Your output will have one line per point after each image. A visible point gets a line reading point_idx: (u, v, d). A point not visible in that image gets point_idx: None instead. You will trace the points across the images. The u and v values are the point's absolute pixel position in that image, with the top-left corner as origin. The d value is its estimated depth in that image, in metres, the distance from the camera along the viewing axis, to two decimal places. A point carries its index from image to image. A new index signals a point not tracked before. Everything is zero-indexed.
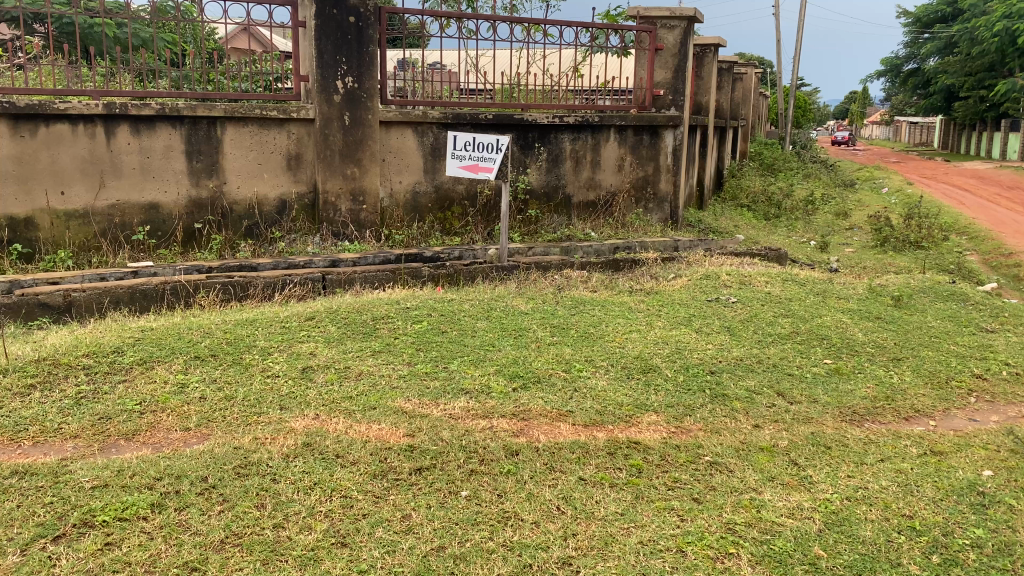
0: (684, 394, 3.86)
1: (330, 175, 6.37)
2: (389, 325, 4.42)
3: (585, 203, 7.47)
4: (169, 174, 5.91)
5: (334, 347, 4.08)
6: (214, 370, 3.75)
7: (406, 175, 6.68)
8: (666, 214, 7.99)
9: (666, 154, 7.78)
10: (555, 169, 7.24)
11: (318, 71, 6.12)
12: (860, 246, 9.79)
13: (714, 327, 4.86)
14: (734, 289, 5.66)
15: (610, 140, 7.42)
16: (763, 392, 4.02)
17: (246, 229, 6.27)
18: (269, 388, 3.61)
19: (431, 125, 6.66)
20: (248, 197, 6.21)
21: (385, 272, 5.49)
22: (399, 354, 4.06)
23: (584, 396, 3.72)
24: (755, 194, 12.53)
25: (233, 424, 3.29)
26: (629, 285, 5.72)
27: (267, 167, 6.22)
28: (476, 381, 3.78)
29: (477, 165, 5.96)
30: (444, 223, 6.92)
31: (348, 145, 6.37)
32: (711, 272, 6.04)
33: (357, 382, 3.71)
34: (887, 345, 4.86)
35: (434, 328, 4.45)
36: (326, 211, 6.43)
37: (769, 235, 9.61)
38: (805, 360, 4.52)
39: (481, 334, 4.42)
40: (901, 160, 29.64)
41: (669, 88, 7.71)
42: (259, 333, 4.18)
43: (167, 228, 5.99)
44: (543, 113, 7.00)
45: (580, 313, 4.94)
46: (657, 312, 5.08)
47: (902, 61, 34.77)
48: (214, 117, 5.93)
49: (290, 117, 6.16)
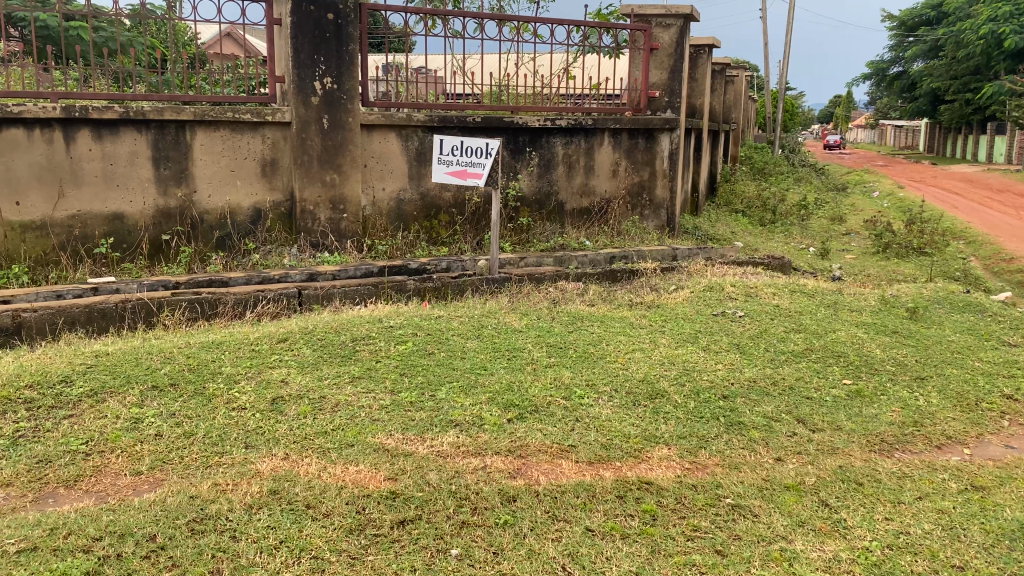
0: (697, 423, 3.49)
1: (309, 183, 5.98)
2: (370, 347, 4.03)
3: (578, 210, 7.11)
4: (134, 182, 5.50)
5: (308, 373, 3.69)
6: (174, 402, 3.36)
7: (390, 181, 6.30)
8: (662, 221, 7.63)
9: (662, 159, 7.43)
10: (547, 174, 6.87)
11: (294, 71, 5.74)
12: (861, 253, 9.47)
13: (723, 345, 4.50)
14: (740, 302, 5.31)
15: (604, 144, 7.07)
16: (782, 418, 3.67)
17: (218, 240, 5.85)
18: (234, 422, 3.23)
19: (415, 129, 6.28)
20: (220, 206, 5.81)
21: (367, 287, 5.09)
22: (380, 381, 3.67)
23: (587, 428, 3.34)
24: (749, 200, 12.21)
25: (191, 467, 2.90)
26: (628, 298, 5.36)
27: (241, 174, 5.82)
28: (467, 412, 3.40)
29: (465, 171, 5.56)
30: (430, 232, 6.53)
31: (328, 150, 5.99)
32: (715, 283, 5.69)
33: (333, 415, 3.32)
34: (908, 362, 4.52)
35: (420, 350, 4.06)
36: (304, 220, 6.03)
37: (767, 242, 9.27)
38: (823, 382, 4.17)
39: (471, 355, 4.04)
40: (889, 163, 29.48)
41: (665, 90, 7.38)
42: (226, 358, 3.79)
43: (131, 240, 5.58)
44: (534, 116, 6.64)
45: (578, 331, 4.56)
46: (661, 328, 4.71)
47: (888, 65, 34.70)
48: (183, 120, 5.54)
49: (265, 121, 5.77)
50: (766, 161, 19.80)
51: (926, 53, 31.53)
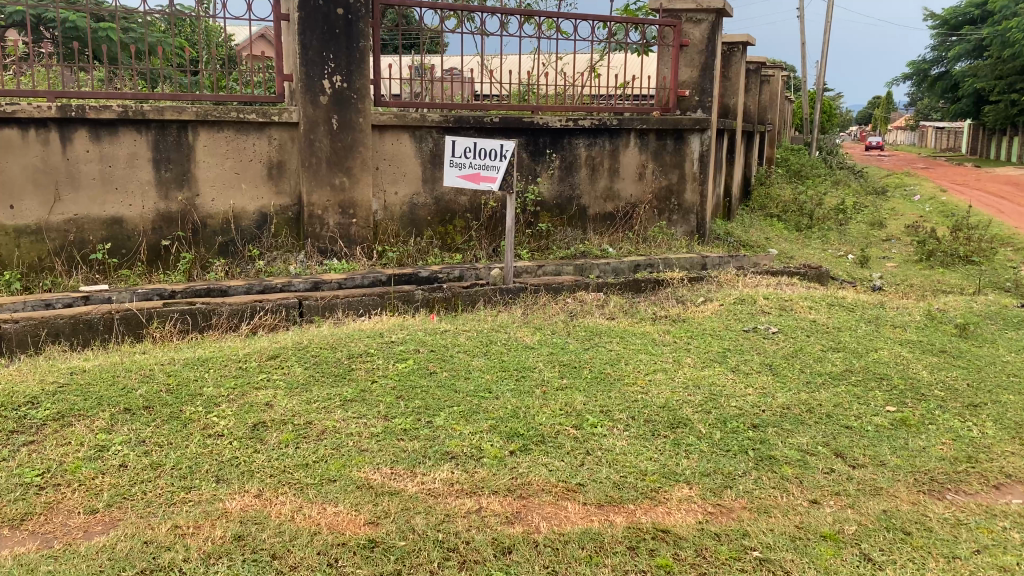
0: (722, 458, 3.14)
1: (317, 186, 5.70)
2: (366, 366, 3.72)
3: (602, 215, 6.76)
4: (134, 185, 5.26)
5: (296, 395, 3.38)
6: (145, 426, 3.08)
7: (403, 184, 6.00)
8: (692, 227, 7.23)
9: (692, 161, 7.04)
10: (569, 177, 6.53)
11: (302, 68, 5.45)
12: (903, 262, 8.99)
13: (754, 365, 4.12)
14: (774, 316, 4.91)
15: (629, 145, 6.71)
16: (819, 452, 3.29)
17: (221, 246, 5.60)
18: (209, 452, 2.94)
19: (430, 129, 5.98)
20: (224, 210, 5.55)
21: (372, 297, 4.79)
22: (373, 405, 3.35)
23: (598, 462, 3.00)
24: (785, 204, 11.73)
25: (152, 505, 2.61)
26: (651, 311, 5.00)
27: (246, 176, 5.56)
28: (465, 442, 3.07)
29: (478, 174, 5.25)
30: (444, 237, 6.22)
31: (337, 152, 5.70)
32: (746, 296, 5.30)
33: (317, 444, 3.02)
34: (960, 387, 4.10)
35: (421, 369, 3.75)
36: (311, 225, 5.74)
37: (803, 249, 8.82)
38: (864, 409, 3.78)
39: (476, 376, 3.71)
40: (930, 165, 28.67)
41: (695, 88, 6.99)
42: (209, 377, 3.50)
43: (130, 245, 5.34)
44: (556, 116, 6.30)
45: (595, 348, 4.21)
46: (686, 346, 4.34)
47: (929, 65, 33.79)
48: (185, 121, 5.28)
49: (271, 121, 5.50)
50: (802, 163, 19.23)
51: (970, 53, 30.58)
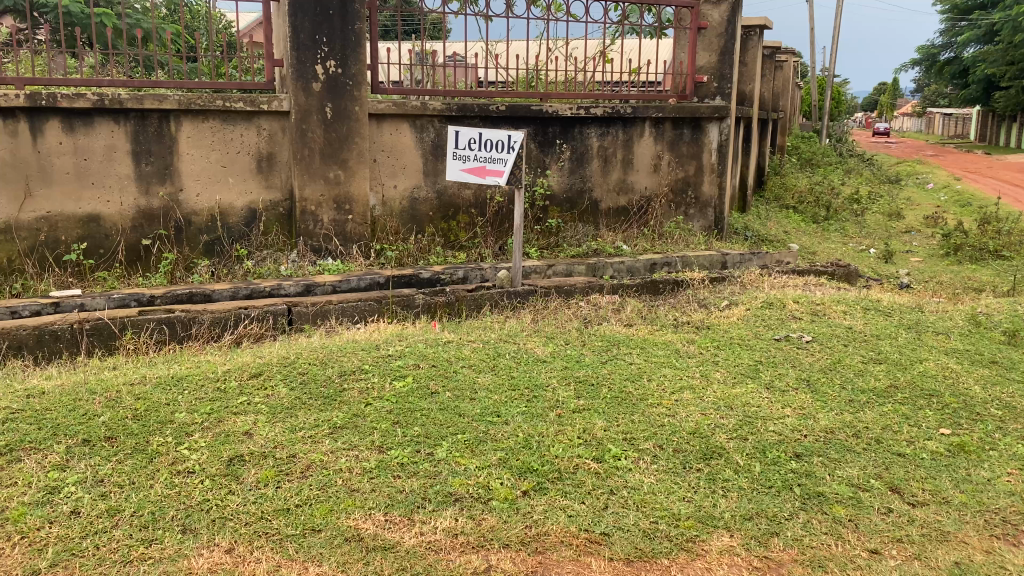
0: (765, 497, 2.75)
1: (310, 180, 5.29)
2: (360, 385, 3.32)
3: (615, 209, 6.35)
4: (111, 179, 4.86)
5: (279, 423, 2.99)
6: (106, 462, 2.69)
7: (402, 177, 5.59)
8: (709, 221, 6.81)
9: (710, 152, 6.62)
10: (580, 169, 6.11)
11: (293, 53, 5.04)
12: (928, 256, 8.55)
13: (790, 381, 3.72)
14: (806, 323, 4.50)
15: (644, 135, 6.29)
16: (873, 488, 2.90)
17: (206, 246, 5.20)
18: (176, 494, 2.55)
19: (432, 118, 5.56)
20: (210, 207, 5.14)
21: (368, 302, 4.38)
22: (367, 434, 2.96)
23: (624, 505, 2.61)
24: (801, 195, 11.29)
25: (105, 565, 2.23)
26: (672, 317, 4.59)
27: (233, 170, 5.15)
28: (471, 479, 2.68)
29: (483, 168, 4.84)
30: (447, 234, 5.81)
31: (332, 143, 5.29)
32: (774, 299, 4.89)
33: (301, 483, 2.64)
34: (1019, 404, 3.68)
35: (421, 389, 3.35)
36: (304, 222, 5.34)
37: (824, 243, 8.40)
38: (916, 432, 3.37)
39: (483, 397, 3.31)
40: (941, 152, 28.13)
41: (714, 74, 6.56)
42: (183, 400, 3.10)
43: (108, 245, 4.94)
44: (565, 104, 5.89)
45: (613, 361, 3.81)
46: (714, 358, 3.93)
47: (939, 50, 33.21)
48: (167, 110, 4.88)
49: (260, 110, 5.09)
50: (813, 151, 18.76)
51: (981, 38, 29.95)
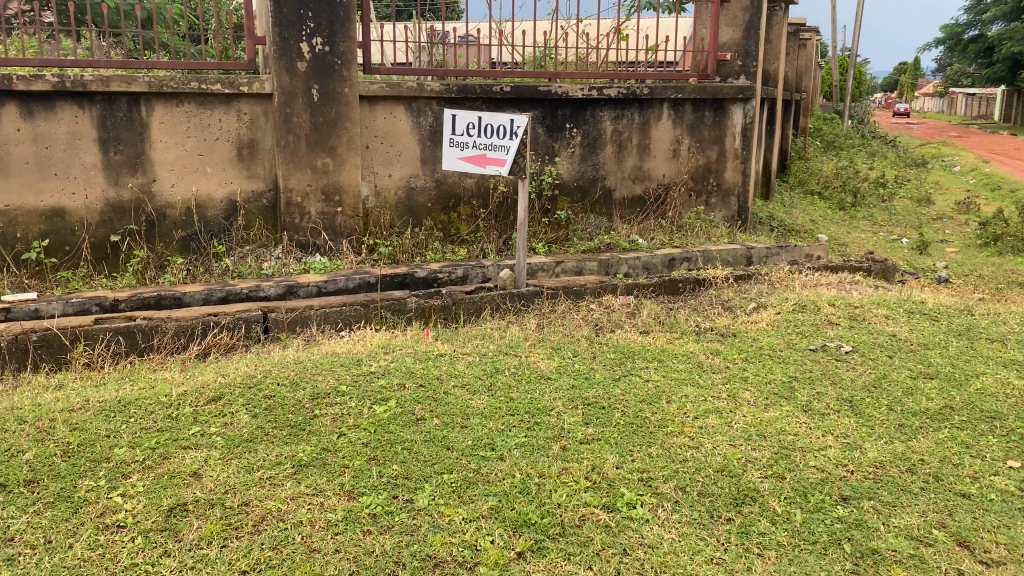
0: (809, 556, 2.28)
1: (296, 169, 4.83)
2: (334, 412, 2.87)
3: (630, 198, 5.87)
4: (76, 169, 4.42)
5: (234, 462, 2.55)
6: (20, 514, 2.25)
7: (398, 165, 5.12)
8: (732, 211, 6.31)
9: (734, 135, 6.11)
10: (592, 156, 5.63)
11: (275, 29, 4.57)
12: (964, 247, 8.00)
13: (830, 402, 3.24)
14: (844, 330, 4.01)
15: (662, 118, 5.79)
16: (937, 541, 2.42)
17: (182, 242, 4.76)
18: (99, 556, 2.11)
19: (430, 101, 5.09)
20: (186, 199, 4.70)
21: (354, 307, 3.93)
22: (336, 474, 2.52)
23: (639, 570, 2.16)
24: (826, 180, 10.72)
25: None
26: (693, 322, 4.11)
27: (211, 158, 4.71)
28: (456, 536, 2.23)
29: (483, 156, 4.37)
30: (447, 227, 5.35)
31: (319, 128, 4.82)
32: (807, 301, 4.39)
33: (252, 542, 2.20)
34: None
35: (405, 415, 2.90)
36: (290, 215, 4.89)
37: (853, 233, 7.87)
38: (982, 466, 2.88)
39: (475, 425, 2.86)
40: (966, 133, 27.30)
41: (738, 51, 6.03)
42: (125, 432, 2.67)
43: (74, 242, 4.51)
44: (576, 84, 5.40)
45: (628, 378, 3.35)
46: (743, 373, 3.46)
47: (965, 28, 32.26)
48: (137, 93, 4.44)
49: (239, 93, 4.63)
50: (835, 133, 18.13)
51: (1008, 16, 29.00)
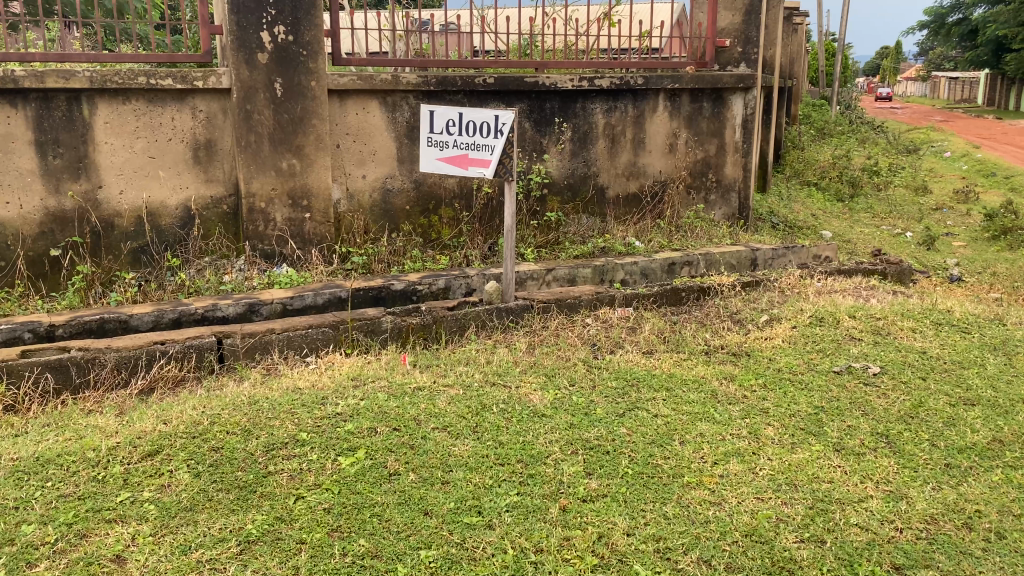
0: None
1: (259, 171, 4.37)
2: (291, 468, 2.45)
3: (624, 197, 5.44)
4: (10, 176, 3.94)
5: (168, 539, 2.11)
6: None
7: (372, 165, 4.67)
8: (733, 209, 5.89)
9: (733, 128, 5.70)
10: (583, 151, 5.19)
11: (232, 17, 4.10)
12: (972, 241, 7.63)
13: (864, 439, 2.84)
14: (868, 347, 3.62)
15: (658, 110, 5.36)
16: None
17: (133, 254, 4.30)
18: None
19: (406, 95, 4.63)
20: (136, 207, 4.24)
21: (322, 330, 3.49)
22: (290, 554, 2.09)
23: None
24: (822, 171, 10.33)
25: None
26: (701, 339, 3.70)
27: (164, 161, 4.24)
28: None
29: (465, 157, 3.92)
30: (427, 232, 4.91)
31: (283, 126, 4.35)
32: (825, 313, 3.99)
33: None
34: None
35: (377, 469, 2.47)
36: (253, 222, 4.43)
37: (857, 228, 7.48)
38: None
39: (458, 480, 2.43)
40: (953, 117, 27.02)
41: (738, 37, 5.60)
42: (37, 503, 2.23)
43: (9, 257, 4.03)
44: (565, 75, 4.96)
45: (635, 412, 2.93)
46: (764, 404, 3.05)
47: (949, 12, 31.97)
48: (77, 90, 3.96)
49: (193, 88, 4.17)
50: (825, 119, 17.77)
51: None
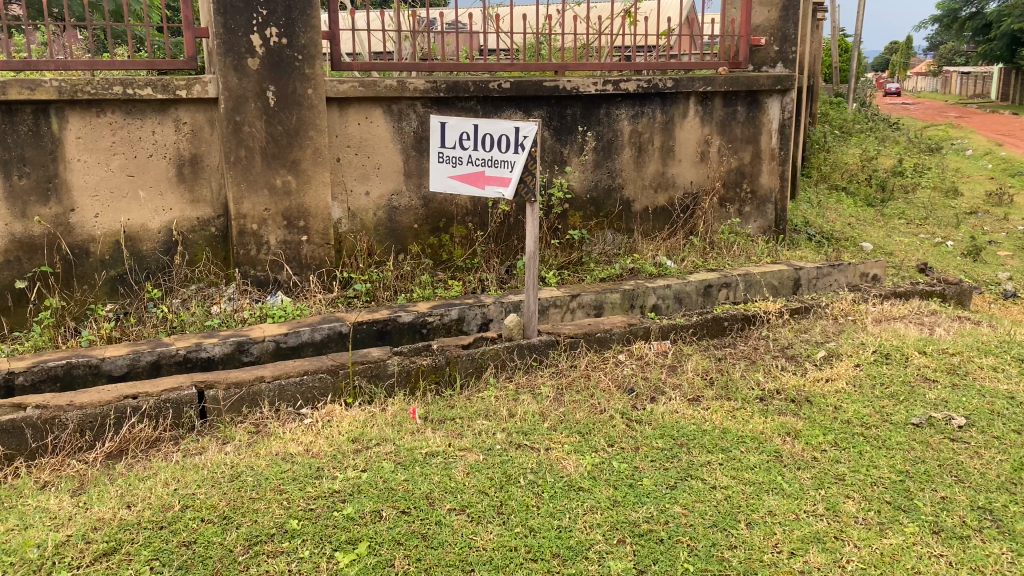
0: None
1: (250, 189, 3.93)
2: (277, 569, 1.99)
3: (652, 211, 4.98)
4: None
5: None
6: None
7: (375, 180, 4.22)
8: (768, 221, 5.43)
9: (769, 133, 5.23)
10: (608, 162, 4.73)
11: (217, 18, 3.66)
12: (1018, 250, 7.14)
13: (967, 516, 2.36)
14: (946, 391, 3.14)
15: (688, 116, 4.89)
16: None
17: (111, 283, 3.86)
18: None
19: (413, 102, 4.18)
20: (114, 232, 3.80)
21: (320, 377, 3.04)
22: None
23: None
24: (850, 174, 9.85)
25: None
26: (753, 382, 3.23)
27: (144, 180, 3.80)
28: None
29: (481, 174, 3.46)
30: (437, 253, 4.46)
31: (277, 139, 3.90)
32: (890, 348, 3.51)
33: None
34: None
35: (381, 571, 2.01)
36: (245, 246, 3.99)
37: (895, 238, 7.00)
38: None
39: None
40: (969, 114, 26.47)
41: (774, 34, 5.12)
42: None
43: None
44: (587, 78, 4.49)
45: (688, 483, 2.47)
46: (840, 469, 2.59)
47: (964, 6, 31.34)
48: (44, 102, 3.51)
49: (176, 98, 3.72)
50: (844, 117, 17.25)
51: None
